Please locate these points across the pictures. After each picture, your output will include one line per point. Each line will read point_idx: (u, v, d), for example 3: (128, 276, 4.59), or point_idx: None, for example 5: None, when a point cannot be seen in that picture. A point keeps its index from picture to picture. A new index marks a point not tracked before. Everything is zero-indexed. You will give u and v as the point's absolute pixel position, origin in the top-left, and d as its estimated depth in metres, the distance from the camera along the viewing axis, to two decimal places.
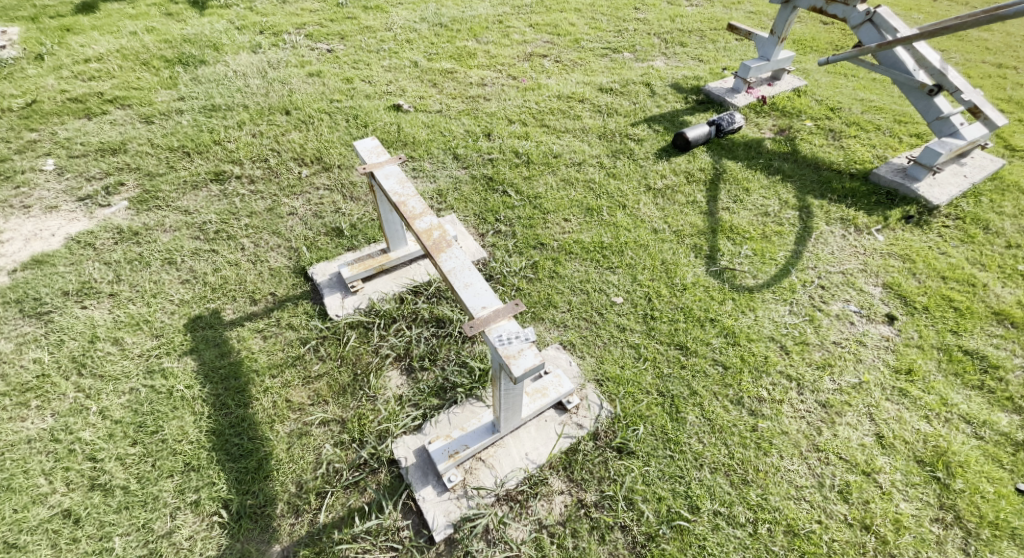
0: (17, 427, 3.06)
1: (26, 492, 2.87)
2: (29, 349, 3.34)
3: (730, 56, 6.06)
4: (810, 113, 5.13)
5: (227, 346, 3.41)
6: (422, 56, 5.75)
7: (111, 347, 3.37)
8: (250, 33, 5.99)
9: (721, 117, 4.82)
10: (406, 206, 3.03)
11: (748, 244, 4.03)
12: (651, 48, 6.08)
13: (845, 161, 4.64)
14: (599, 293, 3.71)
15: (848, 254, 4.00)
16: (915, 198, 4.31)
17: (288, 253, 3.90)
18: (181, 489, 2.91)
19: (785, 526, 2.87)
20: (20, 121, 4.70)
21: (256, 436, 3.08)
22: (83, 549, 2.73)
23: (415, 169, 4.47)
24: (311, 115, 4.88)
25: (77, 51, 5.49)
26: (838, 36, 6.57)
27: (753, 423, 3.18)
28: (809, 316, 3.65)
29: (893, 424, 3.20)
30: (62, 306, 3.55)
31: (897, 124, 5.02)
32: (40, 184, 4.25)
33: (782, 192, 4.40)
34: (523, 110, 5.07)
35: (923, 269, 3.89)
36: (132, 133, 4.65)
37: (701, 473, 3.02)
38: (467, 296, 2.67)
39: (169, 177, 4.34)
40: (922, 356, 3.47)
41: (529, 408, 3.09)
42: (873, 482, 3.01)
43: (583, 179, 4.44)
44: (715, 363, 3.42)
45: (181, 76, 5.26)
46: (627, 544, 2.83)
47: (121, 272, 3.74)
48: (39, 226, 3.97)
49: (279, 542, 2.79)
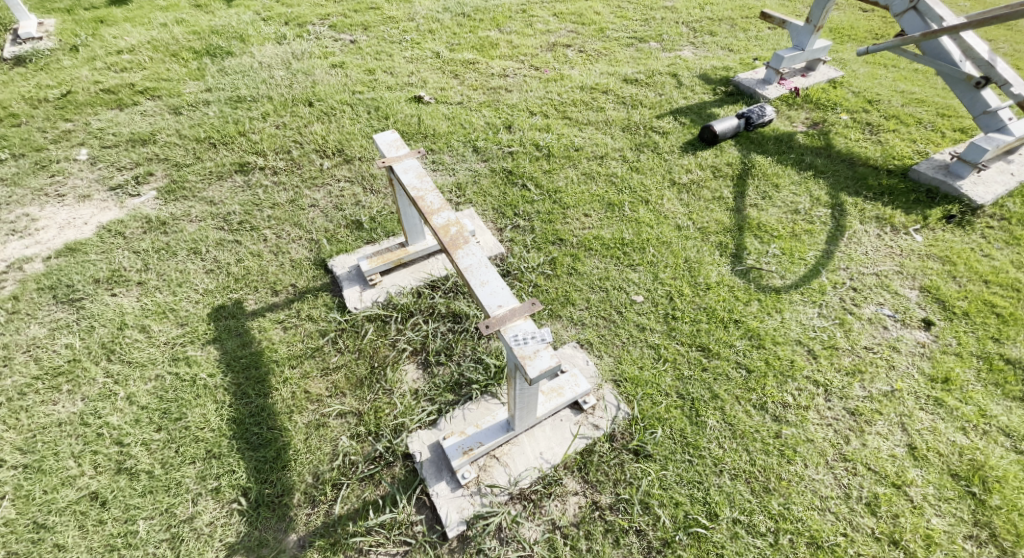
0: (48, 410, 3.15)
1: (56, 474, 2.94)
2: (61, 334, 3.43)
3: (762, 45, 5.85)
4: (847, 105, 4.92)
5: (248, 336, 3.44)
6: (444, 46, 5.70)
7: (138, 334, 3.44)
8: (275, 24, 6.02)
9: (752, 110, 4.66)
10: (424, 201, 3.00)
11: (776, 243, 3.89)
12: (679, 37, 5.91)
13: (883, 157, 4.44)
14: (619, 291, 3.64)
15: (883, 254, 3.84)
16: (957, 196, 4.10)
17: (309, 245, 3.92)
18: (203, 476, 2.95)
19: (808, 537, 2.77)
20: (55, 111, 4.81)
21: (275, 426, 3.11)
22: (109, 532, 2.79)
23: (435, 162, 4.43)
24: (333, 107, 4.88)
25: (110, 43, 5.60)
26: (879, 24, 6.28)
27: (776, 430, 3.08)
28: (839, 319, 3.51)
29: (926, 435, 3.06)
30: (93, 293, 3.63)
31: (940, 118, 4.78)
32: (74, 173, 4.35)
33: (815, 189, 4.24)
34: (545, 102, 4.98)
35: (964, 271, 3.71)
36: (161, 124, 4.72)
37: (721, 479, 2.93)
38: (483, 294, 2.63)
39: (195, 167, 4.39)
40: (960, 365, 3.30)
41: (544, 407, 3.04)
42: (903, 495, 2.88)
43: (605, 173, 4.35)
44: (738, 367, 3.31)
45: (208, 68, 5.32)
46: (642, 548, 2.77)
47: (149, 261, 3.80)
48: (73, 215, 4.07)
49: (296, 532, 2.80)
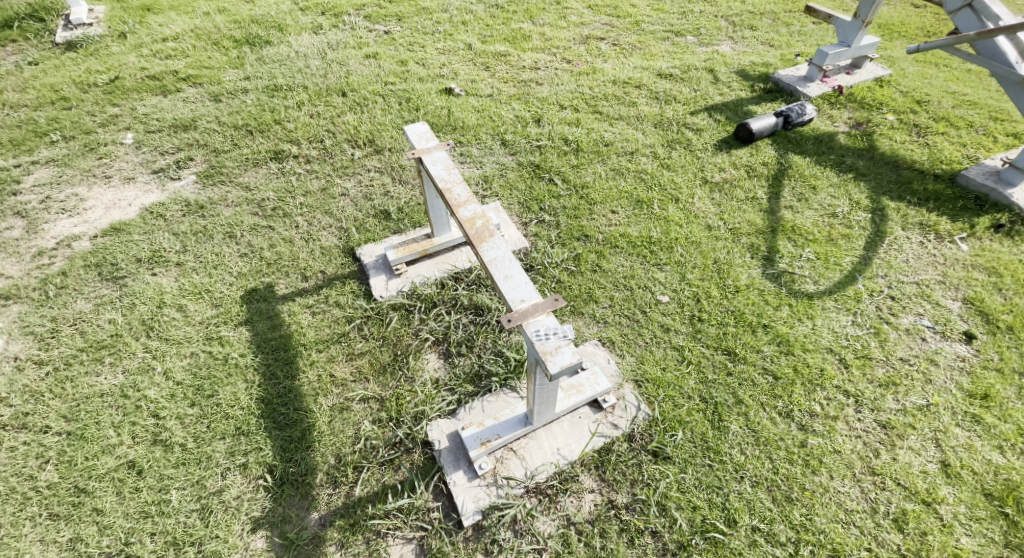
0: (91, 381, 3.28)
1: (97, 442, 3.07)
2: (105, 309, 3.57)
3: (806, 41, 5.65)
4: (893, 105, 4.72)
5: (278, 319, 3.52)
6: (476, 38, 5.69)
7: (176, 313, 3.55)
8: (312, 14, 6.11)
9: (792, 108, 4.52)
10: (452, 193, 3.00)
11: (811, 247, 3.77)
12: (717, 31, 5.76)
13: (931, 160, 4.25)
14: (644, 291, 3.58)
15: (925, 262, 3.67)
16: (1008, 204, 3.90)
17: (339, 233, 3.98)
18: (232, 451, 3.03)
19: (830, 550, 2.69)
20: (104, 96, 4.99)
21: (301, 408, 3.17)
22: (144, 499, 2.89)
23: (463, 154, 4.44)
24: (365, 97, 4.94)
25: (156, 31, 5.78)
26: (932, 20, 6.00)
27: (802, 439, 2.99)
28: (874, 329, 3.38)
29: (962, 453, 2.92)
30: (135, 272, 3.76)
31: (994, 121, 4.54)
32: (121, 156, 4.51)
33: (854, 192, 4.08)
34: (576, 95, 4.93)
35: (1012, 283, 3.52)
36: (202, 111, 4.85)
37: (741, 486, 2.87)
38: (506, 288, 2.62)
39: (233, 153, 4.50)
40: (1002, 382, 3.14)
41: (564, 403, 3.02)
42: (933, 513, 2.77)
43: (634, 170, 4.28)
44: (765, 373, 3.23)
45: (247, 56, 5.44)
46: (657, 550, 2.73)
47: (188, 243, 3.92)
48: (118, 196, 4.23)
49: (317, 510, 2.86)
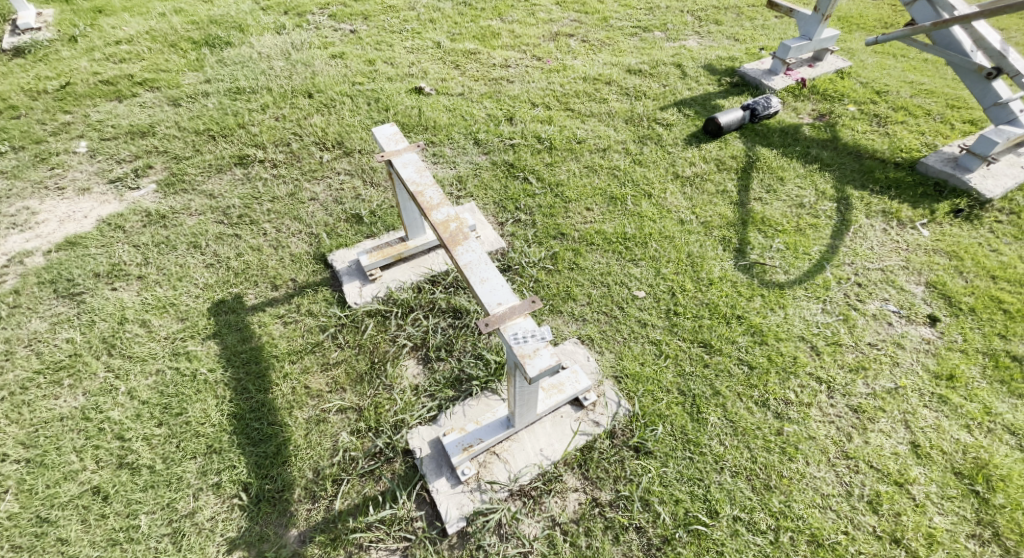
0: (50, 404, 3.15)
1: (59, 468, 2.94)
2: (62, 328, 3.43)
3: (769, 34, 5.75)
4: (854, 96, 4.84)
5: (248, 331, 3.43)
6: (445, 36, 5.62)
7: (139, 329, 3.43)
8: (274, 13, 5.95)
9: (757, 102, 4.59)
10: (424, 196, 2.96)
11: (781, 238, 3.85)
12: (683, 26, 5.81)
13: (891, 149, 4.37)
14: (620, 287, 3.60)
15: (889, 249, 3.79)
16: (966, 189, 4.03)
17: (309, 239, 3.89)
18: (204, 471, 2.94)
19: (809, 535, 2.76)
20: (54, 103, 4.78)
21: (275, 422, 3.10)
22: (111, 526, 2.80)
23: (436, 154, 4.39)
24: (333, 98, 4.84)
25: (109, 33, 5.55)
26: (889, 12, 6.16)
27: (778, 427, 3.06)
28: (842, 316, 3.47)
29: (930, 433, 3.03)
30: (93, 288, 3.62)
31: (950, 109, 4.69)
32: (74, 166, 4.32)
33: (820, 182, 4.18)
34: (547, 93, 4.92)
35: (971, 267, 3.66)
36: (160, 116, 4.68)
37: (722, 477, 2.92)
38: (482, 292, 2.60)
39: (195, 160, 4.36)
40: (966, 362, 3.27)
41: (545, 404, 3.02)
42: (906, 494, 2.86)
43: (607, 166, 4.30)
44: (740, 363, 3.29)
45: (207, 58, 5.27)
46: (642, 545, 2.76)
47: (149, 255, 3.79)
48: (72, 208, 4.05)
49: (296, 527, 2.80)
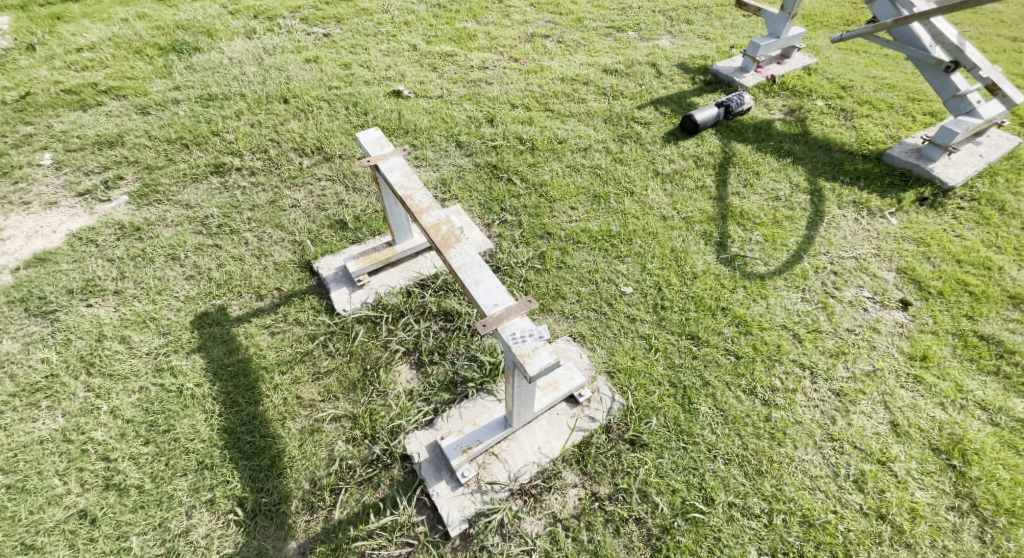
0: (28, 428, 3.03)
1: (41, 493, 2.84)
2: (37, 348, 3.30)
3: (737, 33, 5.90)
4: (821, 91, 5.01)
5: (235, 343, 3.36)
6: (421, 39, 5.60)
7: (119, 345, 3.32)
8: (243, 17, 5.83)
9: (730, 99, 4.72)
10: (413, 200, 2.95)
11: (759, 230, 3.96)
12: (655, 25, 5.92)
13: (857, 142, 4.54)
14: (608, 284, 3.66)
15: (861, 237, 3.94)
16: (929, 178, 4.22)
17: (293, 247, 3.84)
18: (196, 488, 2.88)
19: (800, 516, 2.85)
20: (15, 114, 4.59)
21: (268, 434, 3.05)
22: (102, 549, 2.71)
23: (418, 157, 4.37)
24: (310, 103, 4.77)
25: (69, 41, 5.36)
26: (849, 9, 6.39)
27: (767, 414, 3.16)
28: (821, 303, 3.60)
29: (907, 412, 3.17)
30: (67, 305, 3.49)
31: (910, 102, 4.90)
32: (39, 179, 4.16)
33: (793, 175, 4.32)
34: (526, 94, 4.95)
35: (937, 252, 3.83)
36: (129, 125, 4.55)
37: (715, 464, 3.00)
38: (477, 293, 2.60)
39: (168, 169, 4.25)
40: (937, 342, 3.42)
41: (541, 402, 3.05)
42: (888, 471, 2.99)
43: (589, 165, 4.36)
44: (728, 353, 3.38)
45: (176, 65, 5.13)
46: (643, 536, 2.81)
47: (125, 269, 3.67)
48: (40, 223, 3.90)
49: (295, 539, 2.76)
